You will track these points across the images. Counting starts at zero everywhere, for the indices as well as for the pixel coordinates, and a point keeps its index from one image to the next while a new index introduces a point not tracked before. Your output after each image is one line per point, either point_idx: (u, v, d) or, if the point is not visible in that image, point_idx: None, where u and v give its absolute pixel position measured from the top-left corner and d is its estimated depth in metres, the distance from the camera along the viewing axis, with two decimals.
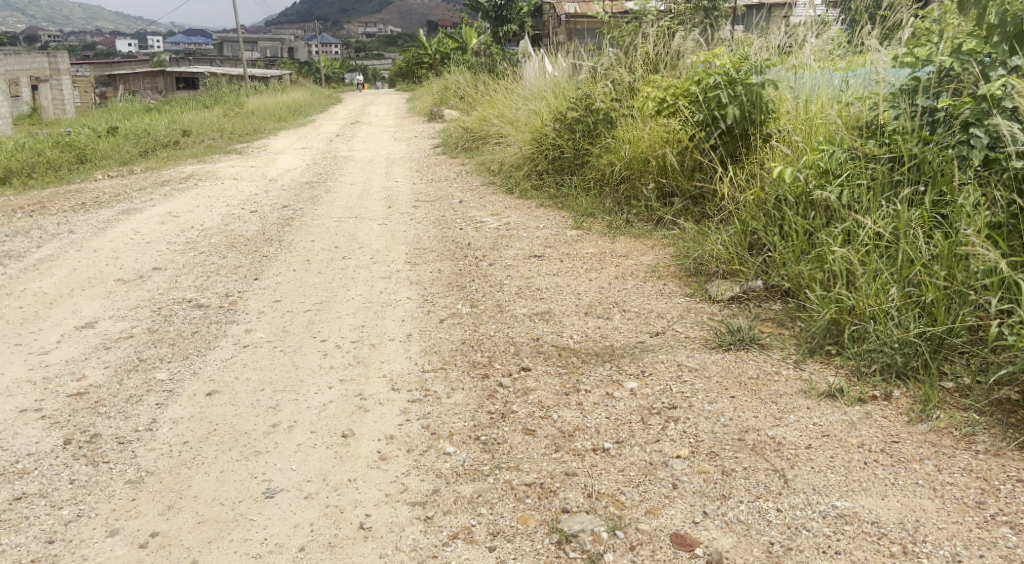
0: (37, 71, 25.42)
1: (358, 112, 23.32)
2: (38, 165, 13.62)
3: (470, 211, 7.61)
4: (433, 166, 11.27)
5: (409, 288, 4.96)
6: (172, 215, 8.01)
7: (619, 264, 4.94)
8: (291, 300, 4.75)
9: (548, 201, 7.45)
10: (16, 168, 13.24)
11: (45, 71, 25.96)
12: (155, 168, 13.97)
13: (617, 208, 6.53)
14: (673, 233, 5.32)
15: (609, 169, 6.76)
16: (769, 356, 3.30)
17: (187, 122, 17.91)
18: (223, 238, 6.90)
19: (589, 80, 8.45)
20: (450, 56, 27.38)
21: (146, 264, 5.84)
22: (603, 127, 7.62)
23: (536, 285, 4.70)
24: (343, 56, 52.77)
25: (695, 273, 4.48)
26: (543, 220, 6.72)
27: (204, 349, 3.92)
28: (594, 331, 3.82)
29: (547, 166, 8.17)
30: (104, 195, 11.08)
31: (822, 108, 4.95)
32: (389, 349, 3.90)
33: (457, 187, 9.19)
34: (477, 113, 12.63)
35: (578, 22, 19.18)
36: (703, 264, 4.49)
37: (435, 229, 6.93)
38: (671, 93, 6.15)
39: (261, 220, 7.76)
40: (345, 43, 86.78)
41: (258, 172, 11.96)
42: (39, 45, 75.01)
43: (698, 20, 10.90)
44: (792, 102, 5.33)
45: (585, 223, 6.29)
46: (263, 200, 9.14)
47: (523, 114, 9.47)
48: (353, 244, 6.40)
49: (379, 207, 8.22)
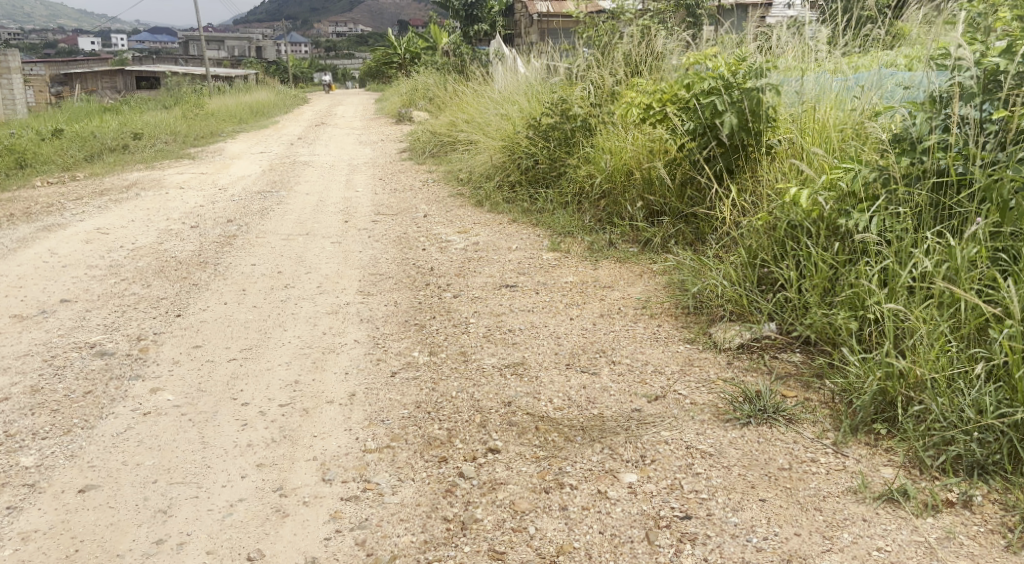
0: None
1: (325, 113, 22.53)
2: None
3: (434, 227, 6.90)
4: (398, 174, 10.52)
5: (359, 327, 4.22)
6: (101, 234, 7.24)
7: (603, 298, 4.23)
8: (214, 346, 3.99)
9: (521, 215, 6.77)
10: None
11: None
12: (100, 174, 13.13)
13: (599, 226, 5.88)
14: (664, 260, 4.65)
15: (588, 182, 6.19)
16: (799, 433, 2.60)
17: (139, 124, 17.03)
18: (153, 262, 6.13)
19: (567, 83, 7.77)
20: (420, 57, 26.67)
21: (53, 299, 5.10)
22: (582, 134, 6.94)
23: (507, 325, 3.98)
24: (313, 59, 52.10)
25: (695, 312, 3.76)
26: (515, 239, 6.05)
27: (93, 417, 3.17)
28: (577, 392, 3.07)
29: (519, 176, 7.48)
30: (38, 206, 10.25)
31: (845, 134, 4.33)
32: (325, 418, 3.15)
33: (422, 198, 8.48)
34: (445, 116, 11.90)
35: (551, 21, 18.44)
36: (702, 301, 3.78)
37: (394, 249, 6.21)
38: (657, 98, 5.48)
39: (202, 238, 7.01)
40: (315, 42, 85.32)
41: (208, 180, 11.16)
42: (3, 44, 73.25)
43: (682, 19, 10.24)
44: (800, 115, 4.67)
45: (562, 243, 5.61)
46: (207, 214, 8.38)
47: (494, 120, 8.77)
48: (299, 269, 5.65)
49: (334, 222, 7.47)
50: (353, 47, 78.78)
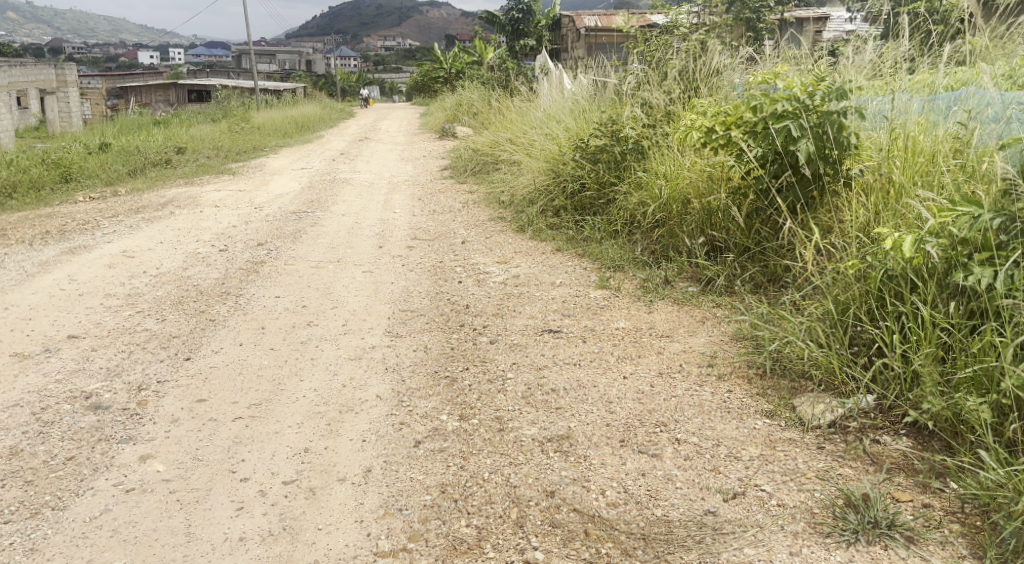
0: (44, 83, 24.73)
1: (369, 128, 22.31)
2: (21, 185, 12.76)
3: (473, 255, 6.42)
4: (438, 193, 10.09)
5: (383, 379, 3.74)
6: (126, 257, 6.93)
7: (661, 353, 3.66)
8: (220, 401, 3.53)
9: (566, 244, 6.25)
10: None
11: (52, 83, 25.06)
12: (140, 189, 12.98)
13: (653, 259, 5.36)
14: (734, 308, 4.09)
15: (641, 210, 5.77)
16: (924, 559, 2.17)
17: (184, 138, 16.95)
18: (173, 291, 5.77)
19: (619, 103, 7.29)
20: (465, 71, 26.37)
21: (61, 333, 4.74)
22: (634, 157, 6.44)
23: (549, 383, 3.45)
24: (360, 73, 52.38)
25: (778, 375, 3.18)
26: (560, 272, 5.53)
27: (67, 494, 2.76)
28: (635, 482, 2.59)
29: (565, 201, 6.98)
30: (75, 223, 10.08)
31: (949, 168, 3.77)
32: (333, 503, 2.67)
33: (461, 221, 8.02)
34: (488, 133, 11.47)
35: (599, 36, 17.93)
36: (791, 370, 3.16)
37: (428, 280, 5.76)
38: (720, 121, 4.94)
39: (229, 264, 6.65)
40: (363, 57, 85.93)
41: (245, 197, 10.88)
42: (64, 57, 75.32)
43: (740, 33, 9.63)
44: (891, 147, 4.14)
45: (611, 279, 5.09)
46: (239, 235, 8.04)
47: (540, 140, 8.29)
48: (326, 303, 5.22)
49: (367, 247, 7.05)
50: (401, 61, 79.24)
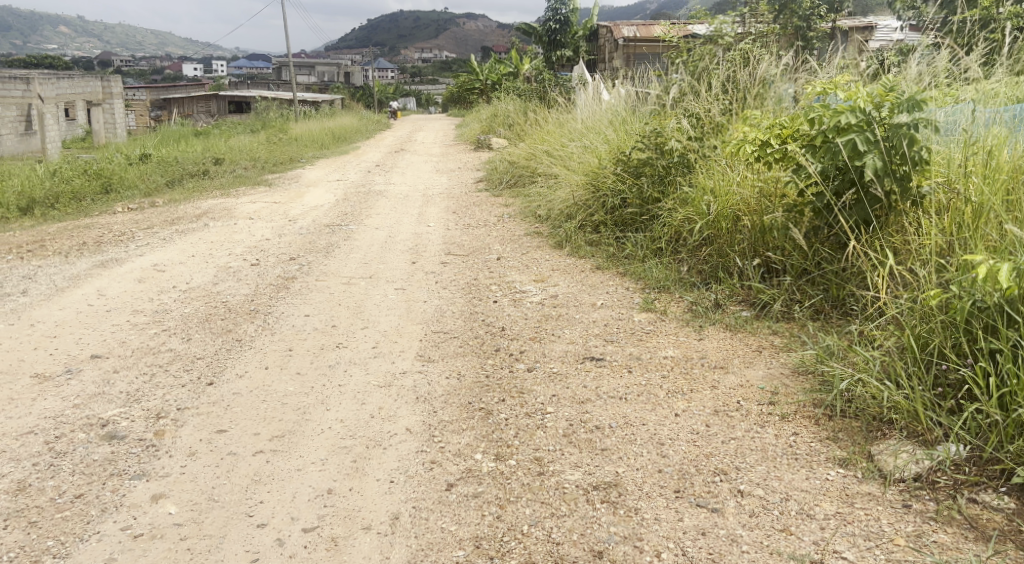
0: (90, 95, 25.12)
1: (405, 139, 22.22)
2: (63, 196, 12.87)
3: (509, 272, 6.16)
4: (473, 207, 9.85)
5: (414, 411, 3.47)
6: (157, 271, 6.81)
7: (716, 389, 3.35)
8: (240, 432, 3.31)
9: (606, 261, 5.96)
10: (40, 198, 12.59)
11: (98, 94, 25.38)
12: (178, 200, 12.97)
13: (702, 281, 5.05)
14: (800, 345, 3.77)
15: (686, 227, 5.48)
16: None
17: (223, 149, 17.01)
18: (201, 308, 5.60)
19: (663, 115, 6.99)
20: (502, 82, 26.21)
21: (83, 352, 4.57)
22: (679, 171, 6.15)
23: (593, 420, 3.17)
24: (399, 84, 52.68)
25: (854, 416, 2.95)
26: (601, 292, 5.24)
27: (71, 538, 2.59)
28: (695, 543, 2.42)
29: (605, 216, 6.69)
30: (111, 234, 10.06)
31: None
32: (356, 556, 2.49)
33: (496, 235, 7.79)
34: (525, 145, 11.23)
35: (639, 46, 17.53)
36: (866, 409, 2.93)
37: (462, 298, 5.52)
38: (775, 134, 4.71)
39: (259, 279, 6.47)
40: (400, 68, 86.45)
41: (280, 210, 10.77)
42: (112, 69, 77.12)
43: (788, 41, 9.25)
44: (968, 163, 3.88)
45: (657, 301, 4.78)
46: (271, 249, 7.90)
47: (579, 152, 8.03)
48: (355, 323, 5.00)
49: (400, 263, 6.84)
50: (439, 72, 79.67)
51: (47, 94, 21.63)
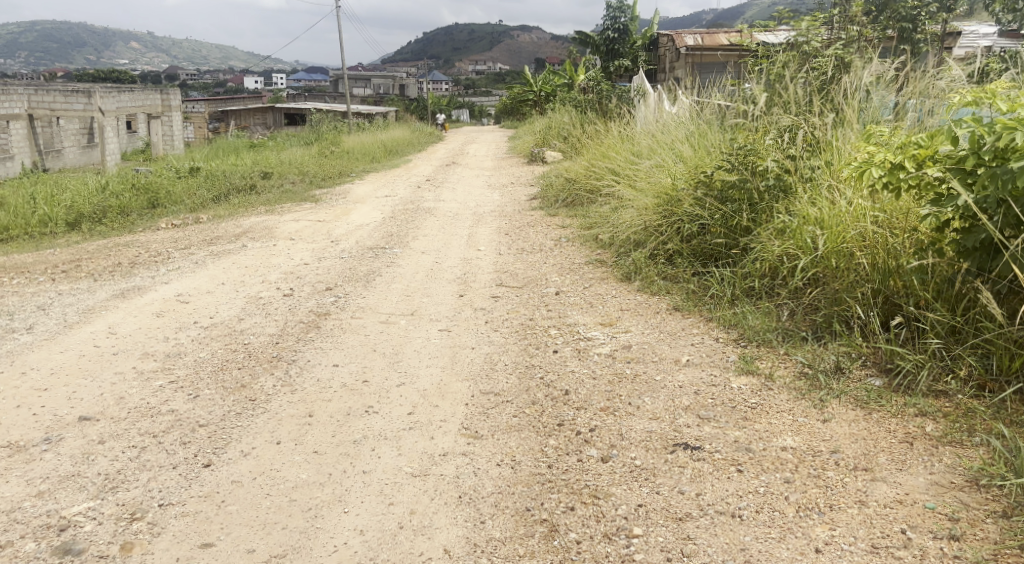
0: (151, 109, 25.02)
1: (458, 151, 21.55)
2: (109, 211, 12.51)
3: (571, 311, 5.33)
4: (526, 228, 9.03)
5: (456, 520, 2.75)
6: (181, 301, 6.17)
7: (867, 518, 2.57)
8: (231, 550, 2.66)
9: (685, 300, 5.10)
10: (89, 213, 12.27)
11: (157, 107, 25.22)
12: (222, 217, 12.46)
13: (811, 332, 4.20)
14: (966, 439, 2.90)
15: (789, 266, 4.66)
16: None
17: (272, 162, 16.53)
18: (219, 352, 4.89)
19: (750, 131, 6.07)
20: (556, 93, 25.35)
21: (72, 410, 3.88)
22: (773, 196, 5.25)
23: (699, 555, 2.51)
24: (453, 96, 52.25)
25: None
26: (686, 342, 4.37)
27: None
28: None
29: (680, 245, 5.82)
30: (149, 254, 9.55)
31: None
32: None
33: (553, 263, 6.99)
34: (584, 159, 10.35)
35: (702, 55, 16.21)
36: None
37: (517, 345, 4.72)
38: (910, 155, 3.79)
39: (290, 314, 5.75)
40: (455, 79, 86.23)
41: (323, 228, 10.13)
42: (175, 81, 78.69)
43: (885, 48, 8.19)
44: None
45: (758, 360, 3.93)
46: (308, 275, 7.21)
47: (648, 170, 7.14)
48: (391, 378, 4.21)
49: (447, 296, 6.07)
50: (493, 83, 79.32)
51: (108, 108, 21.45)
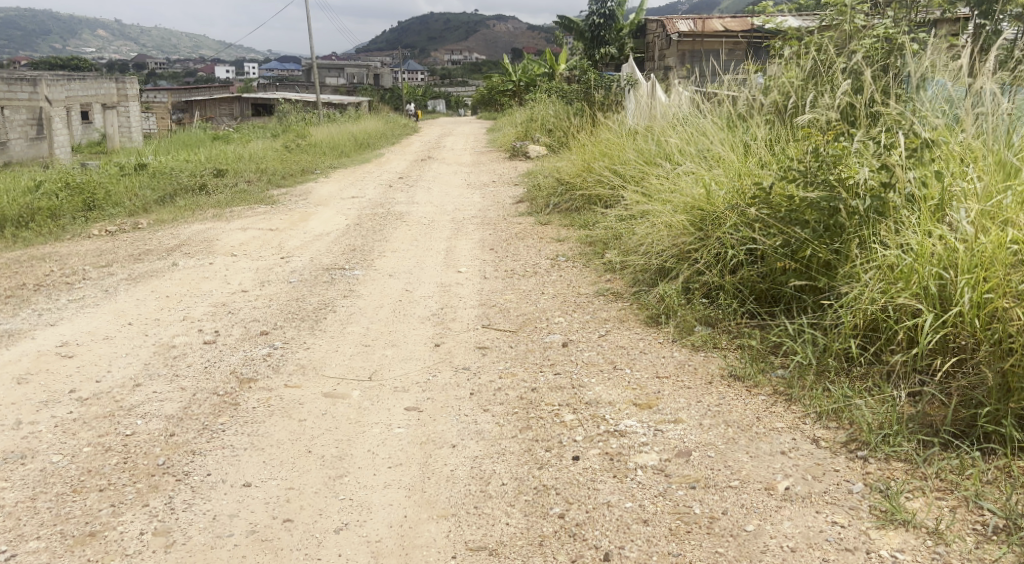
0: (107, 98, 23.09)
1: (433, 145, 19.97)
2: (37, 214, 10.85)
3: (589, 378, 3.85)
4: (515, 241, 7.55)
5: None
6: (66, 354, 4.64)
7: None
8: None
9: (747, 363, 3.67)
10: (10, 218, 10.59)
11: (112, 97, 23.16)
12: (164, 222, 10.84)
13: (964, 438, 2.84)
14: None
15: (909, 325, 3.26)
16: None
17: (229, 157, 14.87)
18: (83, 450, 3.37)
19: (811, 129, 4.61)
20: (536, 83, 23.81)
21: None
22: (866, 219, 3.85)
23: None
24: (429, 88, 50.72)
25: None
26: (774, 449, 2.93)
27: None
28: None
29: (724, 278, 4.39)
30: (66, 271, 7.94)
31: None
32: None
33: (553, 293, 5.53)
34: (577, 156, 8.88)
35: (696, 41, 14.41)
36: None
37: (519, 439, 3.25)
38: None
39: (205, 376, 4.23)
40: (430, 70, 84.45)
41: (274, 239, 8.58)
42: (143, 72, 76.17)
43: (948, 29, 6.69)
44: None
45: (908, 497, 2.59)
46: (243, 309, 5.69)
47: (671, 177, 5.67)
48: (330, 517, 2.78)
49: (417, 346, 4.58)
50: (469, 73, 77.57)
51: (57, 97, 19.57)
